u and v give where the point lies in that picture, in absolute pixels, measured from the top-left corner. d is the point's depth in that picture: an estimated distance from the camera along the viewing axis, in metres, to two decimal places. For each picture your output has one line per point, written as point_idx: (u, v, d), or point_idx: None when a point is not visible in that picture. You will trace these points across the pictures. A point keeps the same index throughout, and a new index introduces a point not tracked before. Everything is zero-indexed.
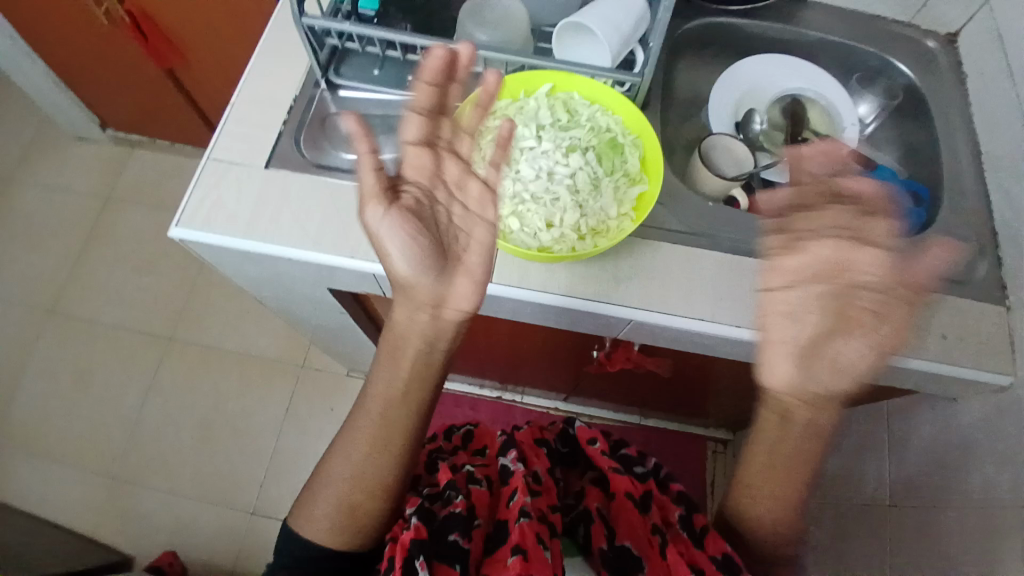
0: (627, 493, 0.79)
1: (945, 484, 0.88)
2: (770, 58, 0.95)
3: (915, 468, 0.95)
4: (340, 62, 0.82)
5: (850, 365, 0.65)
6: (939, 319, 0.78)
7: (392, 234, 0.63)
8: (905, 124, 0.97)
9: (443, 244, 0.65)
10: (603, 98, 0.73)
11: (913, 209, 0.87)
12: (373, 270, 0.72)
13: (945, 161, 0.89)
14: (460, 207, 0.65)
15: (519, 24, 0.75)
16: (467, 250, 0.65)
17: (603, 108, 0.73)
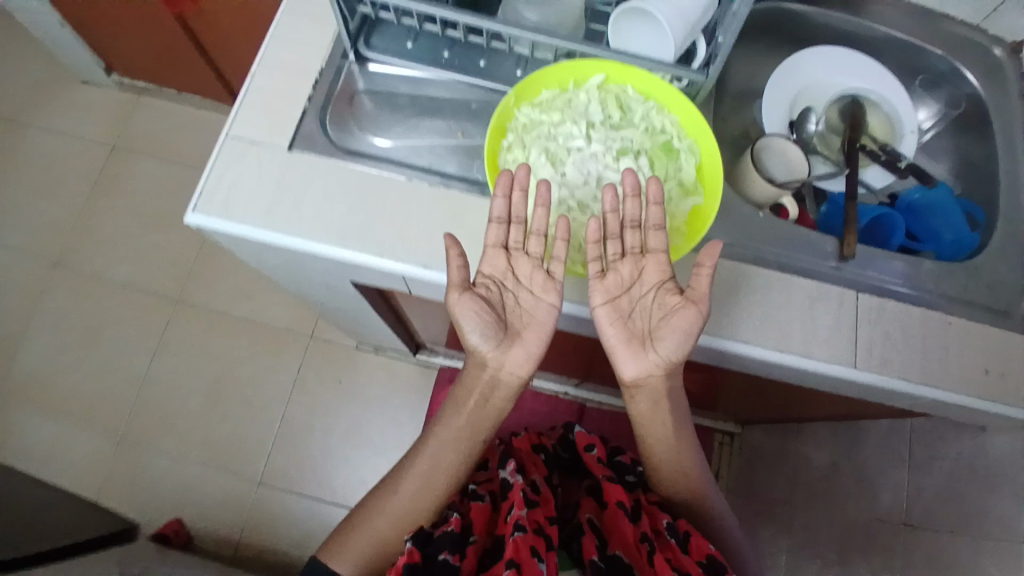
0: (619, 502, 0.77)
1: (966, 512, 0.87)
2: (837, 51, 0.88)
3: (931, 491, 0.94)
4: (371, 32, 0.75)
5: (675, 333, 0.64)
6: (985, 353, 0.75)
7: (470, 322, 0.65)
8: (961, 136, 0.90)
9: (514, 327, 0.68)
10: (659, 94, 0.66)
11: (968, 231, 0.80)
12: (402, 270, 0.68)
13: (1005, 182, 0.83)
14: (530, 294, 0.67)
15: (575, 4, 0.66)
16: (530, 332, 0.67)
17: (659, 105, 0.67)
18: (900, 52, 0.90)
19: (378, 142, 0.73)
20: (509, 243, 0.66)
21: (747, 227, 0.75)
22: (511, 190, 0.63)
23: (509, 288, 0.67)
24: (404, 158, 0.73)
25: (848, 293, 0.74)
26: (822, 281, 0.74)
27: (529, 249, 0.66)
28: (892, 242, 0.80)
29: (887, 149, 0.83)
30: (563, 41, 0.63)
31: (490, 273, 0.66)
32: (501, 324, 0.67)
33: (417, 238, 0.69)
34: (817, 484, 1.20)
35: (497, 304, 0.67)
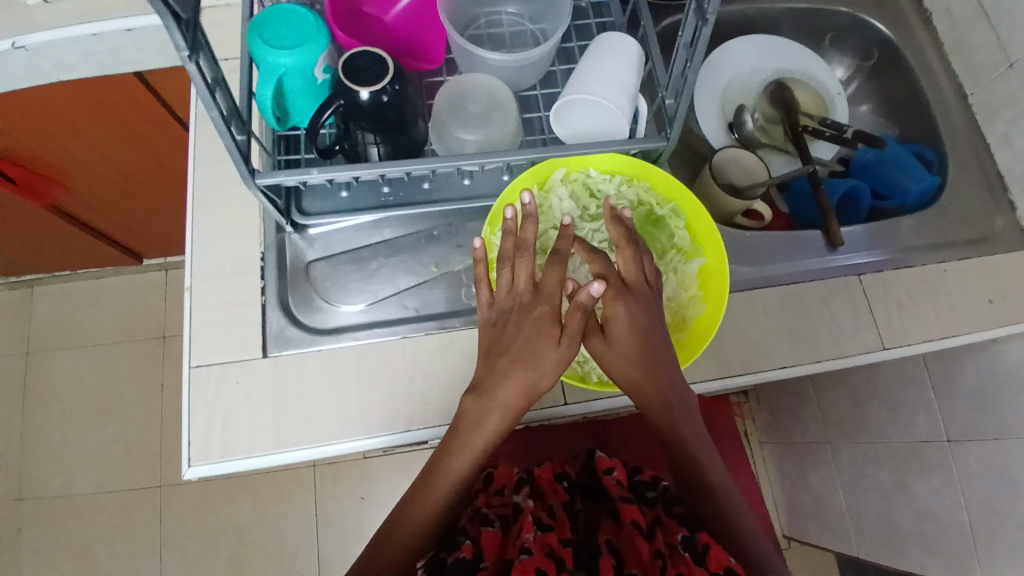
0: (633, 522, 0.73)
1: (1002, 420, 0.90)
2: (745, 43, 0.90)
3: (962, 415, 0.96)
4: (300, 198, 0.69)
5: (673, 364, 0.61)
6: (982, 284, 0.77)
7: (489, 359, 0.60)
8: (880, 79, 0.95)
9: (540, 358, 0.58)
10: (626, 169, 0.66)
11: (928, 175, 0.83)
12: (435, 434, 0.64)
13: (935, 111, 0.88)
14: (552, 333, 0.58)
15: (508, 117, 0.65)
16: (546, 365, 0.58)
17: (627, 178, 0.67)
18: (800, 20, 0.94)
19: (349, 307, 0.67)
20: (523, 283, 0.59)
21: (737, 251, 0.76)
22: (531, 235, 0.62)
23: (528, 326, 0.59)
24: (381, 311, 0.68)
25: (850, 280, 0.75)
26: (829, 277, 0.75)
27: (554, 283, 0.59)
28: (863, 209, 0.83)
29: (828, 122, 0.85)
30: (514, 156, 0.60)
31: (504, 314, 0.60)
32: (522, 361, 0.57)
33: (437, 396, 0.64)
34: (846, 425, 1.23)
35: (521, 335, 0.58)
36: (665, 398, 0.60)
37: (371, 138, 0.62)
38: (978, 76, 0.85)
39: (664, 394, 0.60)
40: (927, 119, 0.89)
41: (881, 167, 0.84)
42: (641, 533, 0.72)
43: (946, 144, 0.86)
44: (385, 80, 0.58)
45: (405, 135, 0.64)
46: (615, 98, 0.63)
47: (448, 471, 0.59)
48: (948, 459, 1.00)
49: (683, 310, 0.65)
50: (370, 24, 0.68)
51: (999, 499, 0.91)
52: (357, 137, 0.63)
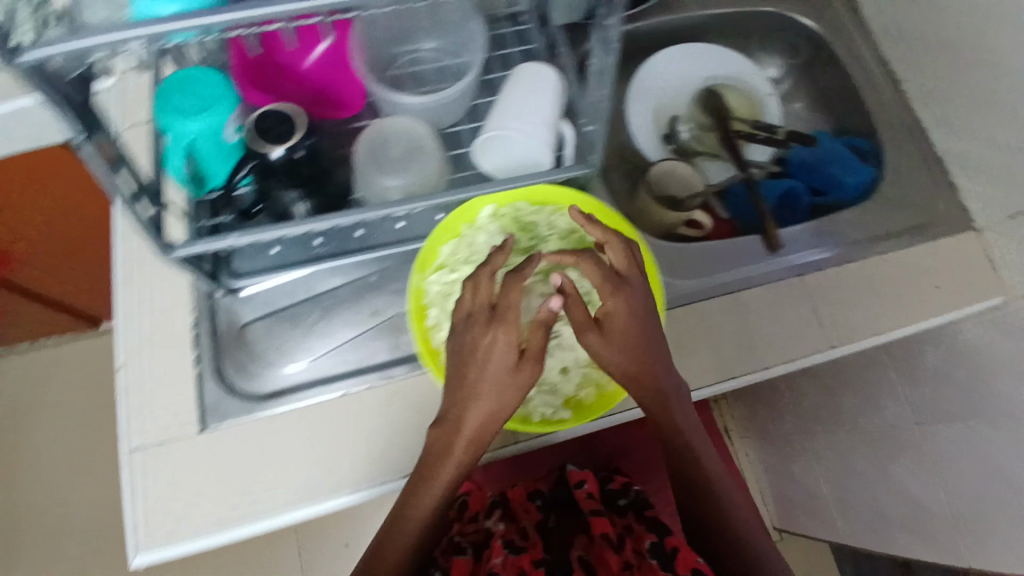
0: (602, 535, 0.78)
1: (966, 399, 0.90)
2: (672, 54, 0.90)
3: (927, 398, 0.96)
4: (228, 261, 0.67)
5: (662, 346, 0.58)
6: (927, 270, 0.78)
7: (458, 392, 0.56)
8: (812, 73, 0.95)
9: (501, 383, 0.54)
10: (554, 198, 0.66)
11: (861, 167, 0.84)
12: (387, 491, 0.63)
13: (868, 101, 0.88)
14: (512, 357, 0.54)
15: (430, 159, 0.65)
16: (509, 393, 0.54)
17: (558, 207, 0.66)
18: (732, 23, 0.93)
19: (290, 370, 0.66)
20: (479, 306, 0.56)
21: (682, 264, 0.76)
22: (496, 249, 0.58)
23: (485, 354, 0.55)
24: (327, 369, 0.66)
25: (796, 280, 0.75)
26: (774, 279, 0.75)
27: (515, 305, 0.54)
28: (803, 205, 0.84)
29: (760, 125, 0.86)
30: (438, 198, 0.58)
31: (466, 342, 0.56)
32: (482, 387, 0.54)
33: (385, 452, 0.63)
34: (822, 415, 1.22)
35: (480, 361, 0.55)
36: (661, 385, 0.58)
37: (291, 194, 0.62)
38: (909, 63, 0.86)
39: (659, 383, 0.58)
40: (860, 110, 0.89)
41: (817, 163, 0.85)
42: (609, 544, 0.77)
43: (881, 133, 0.86)
44: (294, 139, 0.61)
45: (328, 185, 0.63)
46: (536, 129, 0.64)
47: (415, 511, 0.58)
48: (921, 441, 1.00)
49: (620, 335, 0.64)
50: (286, 75, 0.67)
51: (971, 477, 0.91)
52: (277, 195, 0.62)
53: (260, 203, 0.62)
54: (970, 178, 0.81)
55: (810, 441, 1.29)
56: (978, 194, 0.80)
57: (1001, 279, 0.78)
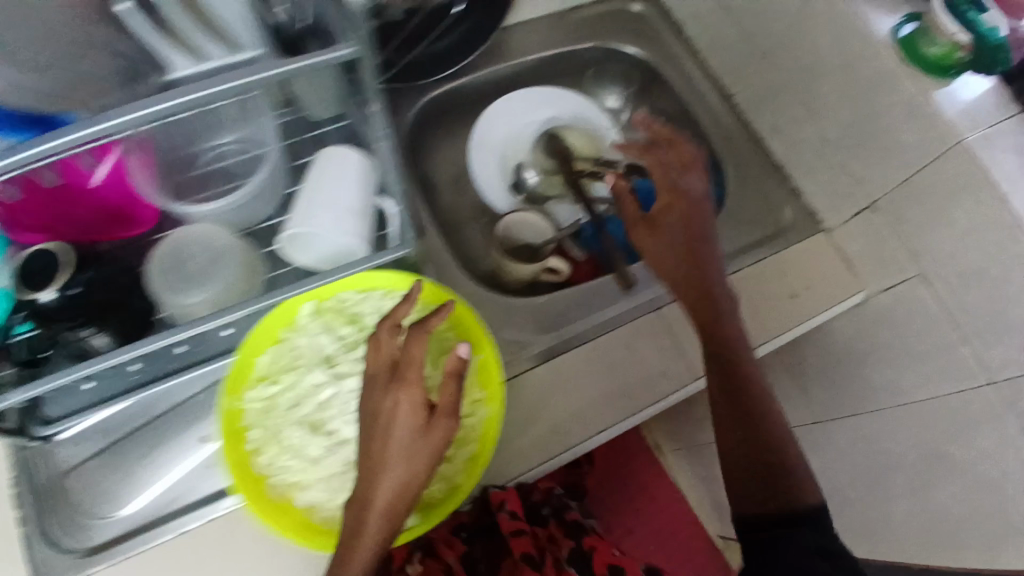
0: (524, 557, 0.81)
1: (850, 395, 0.89)
2: (504, 105, 0.88)
3: (818, 396, 0.96)
4: (37, 408, 0.62)
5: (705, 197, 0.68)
6: (782, 278, 0.78)
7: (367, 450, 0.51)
8: (650, 99, 0.94)
9: (409, 450, 0.50)
10: (377, 283, 0.62)
11: (706, 187, 0.85)
12: None
13: (703, 121, 0.88)
14: (420, 418, 0.51)
15: (230, 261, 0.60)
16: (421, 457, 0.50)
17: (385, 290, 0.62)
18: (562, 62, 0.92)
19: (127, 510, 0.63)
20: (381, 365, 0.53)
21: (538, 320, 0.75)
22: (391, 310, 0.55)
23: (393, 413, 0.51)
24: (170, 500, 0.64)
25: (651, 314, 0.74)
26: (629, 319, 0.74)
27: (413, 364, 0.52)
28: None
29: (603, 162, 0.86)
30: (230, 314, 0.53)
31: (371, 408, 0.52)
32: (391, 456, 0.50)
33: None
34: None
35: (384, 430, 0.50)
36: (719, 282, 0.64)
37: (82, 330, 0.57)
38: (738, 77, 0.86)
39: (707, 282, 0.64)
40: (698, 129, 0.89)
41: None
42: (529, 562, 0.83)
43: (721, 151, 0.86)
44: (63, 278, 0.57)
45: (130, 309, 0.59)
46: (341, 225, 0.59)
47: None
48: (822, 440, 0.99)
49: (466, 419, 0.60)
50: (71, 203, 0.60)
51: (873, 473, 0.91)
52: (66, 336, 0.57)
53: (51, 347, 0.58)
54: (810, 180, 0.82)
55: (726, 446, 1.28)
56: (818, 196, 0.81)
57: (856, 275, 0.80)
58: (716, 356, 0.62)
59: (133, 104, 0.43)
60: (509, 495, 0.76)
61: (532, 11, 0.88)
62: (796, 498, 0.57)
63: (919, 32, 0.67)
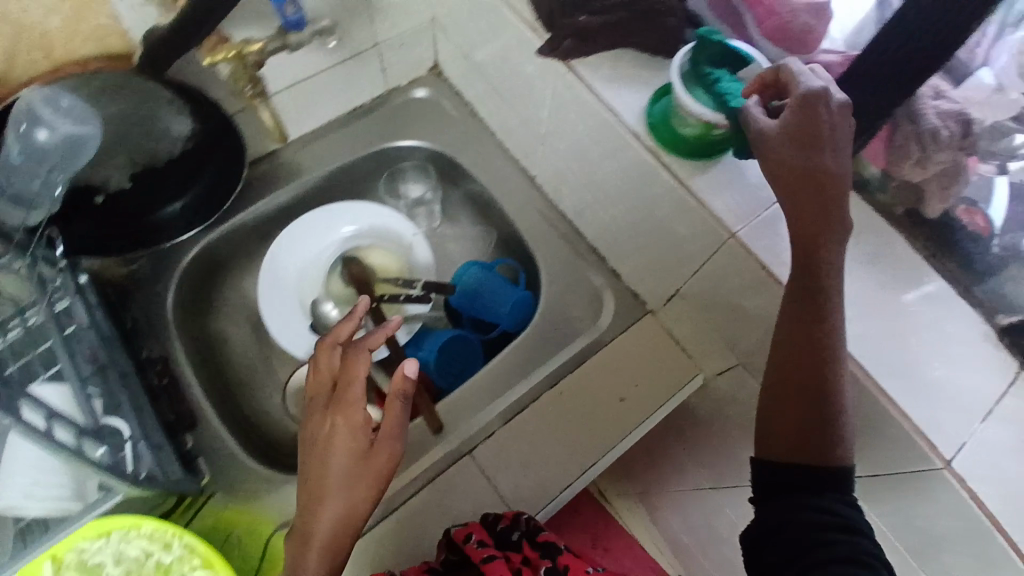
0: None
1: (726, 474, 0.81)
2: (290, 234, 0.79)
3: (701, 471, 0.88)
4: None
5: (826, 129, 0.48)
6: (610, 385, 0.70)
7: (309, 466, 0.54)
8: (458, 186, 0.85)
9: (347, 479, 0.53)
10: (114, 526, 0.57)
11: (517, 291, 0.76)
12: None
13: (507, 209, 0.80)
14: (360, 441, 0.54)
15: None
16: (362, 483, 0.53)
17: (124, 533, 0.58)
18: (357, 168, 0.83)
19: None
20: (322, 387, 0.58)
21: None
22: (331, 339, 0.61)
23: (331, 432, 0.55)
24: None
25: (461, 461, 0.68)
26: (437, 473, 0.67)
27: (353, 384, 0.57)
28: (475, 349, 0.78)
29: (401, 281, 0.77)
30: None
31: (312, 434, 0.56)
32: (330, 483, 0.52)
33: None
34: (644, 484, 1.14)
35: (324, 456, 0.54)
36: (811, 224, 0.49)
37: None
38: (531, 158, 0.78)
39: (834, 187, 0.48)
40: (507, 217, 0.81)
41: (477, 302, 0.78)
42: None
43: (532, 239, 0.78)
44: None
45: None
46: (47, 484, 0.59)
47: None
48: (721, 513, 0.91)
49: None
50: None
51: None
52: None
53: None
54: (622, 262, 0.74)
55: (643, 505, 1.19)
56: (636, 279, 0.74)
57: (689, 356, 0.72)
58: (802, 288, 0.48)
59: None
60: (475, 529, 0.59)
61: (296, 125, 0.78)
62: (835, 449, 0.47)
63: (689, 82, 0.56)
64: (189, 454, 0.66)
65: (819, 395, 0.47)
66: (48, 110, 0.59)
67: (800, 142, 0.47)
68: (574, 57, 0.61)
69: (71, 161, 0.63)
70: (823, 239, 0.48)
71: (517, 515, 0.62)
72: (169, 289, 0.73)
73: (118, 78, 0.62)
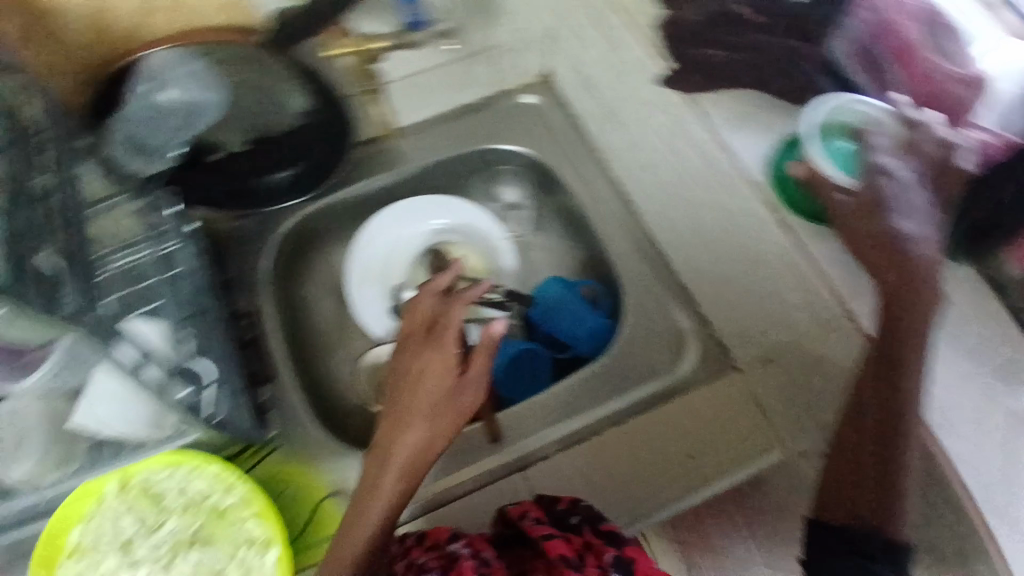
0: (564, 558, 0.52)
1: None
2: (382, 219, 0.80)
3: None
4: None
5: (905, 213, 0.52)
6: (676, 434, 0.67)
7: (394, 394, 0.55)
8: (552, 198, 0.82)
9: (434, 408, 0.53)
10: (186, 462, 0.61)
11: (593, 313, 0.76)
12: None
13: (599, 230, 0.77)
14: (449, 376, 0.55)
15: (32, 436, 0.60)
16: (445, 415, 0.53)
17: (192, 468, 0.62)
18: (456, 164, 0.81)
19: None
20: (418, 325, 0.59)
21: None
22: (435, 289, 0.64)
23: (421, 366, 0.56)
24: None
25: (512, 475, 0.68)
26: (489, 479, 0.69)
27: (450, 327, 0.58)
28: (544, 364, 0.77)
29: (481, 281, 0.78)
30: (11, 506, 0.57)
31: (402, 367, 0.56)
32: (416, 410, 0.53)
33: None
34: None
35: (414, 385, 0.54)
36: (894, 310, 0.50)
37: None
38: (635, 184, 0.74)
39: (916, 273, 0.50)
40: (598, 239, 0.78)
41: (552, 316, 0.77)
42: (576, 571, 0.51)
43: (621, 266, 0.75)
44: None
45: None
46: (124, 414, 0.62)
47: (336, 553, 0.50)
48: None
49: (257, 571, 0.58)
50: None
51: None
52: None
53: None
54: (713, 308, 0.70)
55: None
56: (724, 329, 0.69)
57: (773, 427, 0.66)
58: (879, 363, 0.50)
59: None
60: (532, 508, 0.59)
61: (410, 109, 0.78)
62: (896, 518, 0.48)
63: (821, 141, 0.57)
64: (263, 406, 0.70)
65: (887, 454, 0.49)
66: (172, 74, 0.68)
67: (865, 217, 0.53)
68: None
69: (190, 122, 0.70)
70: (908, 332, 0.49)
71: (578, 503, 0.60)
72: (269, 247, 0.76)
73: (240, 51, 0.69)
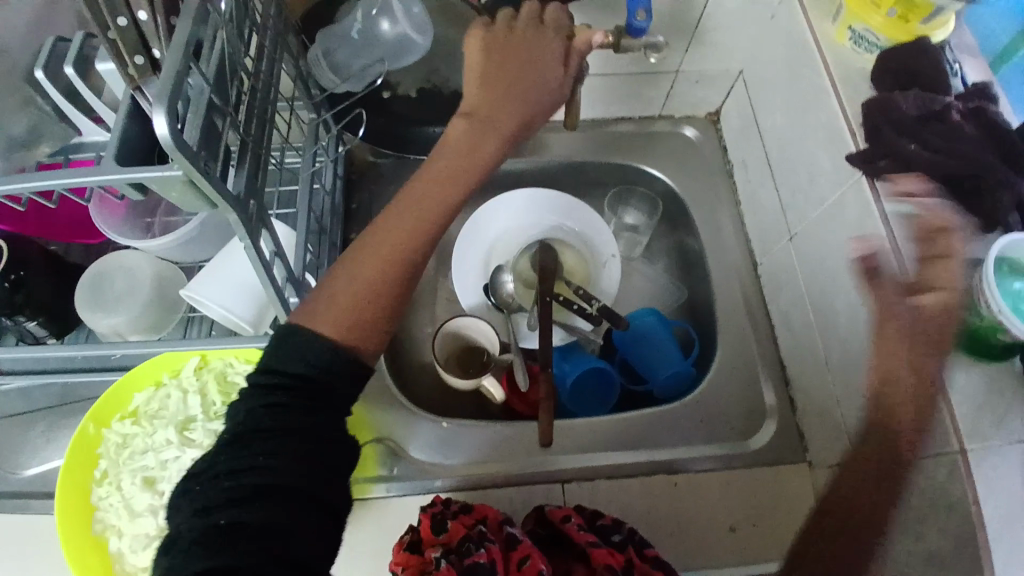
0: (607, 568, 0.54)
1: None
2: (506, 200, 0.82)
3: None
4: None
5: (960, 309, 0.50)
6: (729, 501, 0.66)
7: (495, 64, 0.54)
8: (676, 233, 0.83)
9: (538, 95, 0.55)
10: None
11: (682, 360, 0.73)
12: None
13: (713, 279, 0.77)
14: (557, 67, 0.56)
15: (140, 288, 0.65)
16: (549, 94, 0.56)
17: None
18: (598, 170, 0.84)
19: (31, 471, 0.66)
20: (530, 16, 0.57)
21: (446, 441, 0.70)
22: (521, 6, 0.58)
23: (529, 41, 0.56)
24: (38, 488, 0.66)
25: (552, 484, 0.68)
26: (530, 481, 0.68)
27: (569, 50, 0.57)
28: (614, 389, 0.76)
29: (581, 291, 0.77)
30: (107, 348, 0.60)
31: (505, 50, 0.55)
32: (524, 97, 0.55)
33: None
34: None
35: (523, 50, 0.55)
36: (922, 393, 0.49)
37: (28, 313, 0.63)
38: (766, 247, 0.74)
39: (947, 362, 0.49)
40: (709, 287, 0.78)
41: (640, 346, 0.75)
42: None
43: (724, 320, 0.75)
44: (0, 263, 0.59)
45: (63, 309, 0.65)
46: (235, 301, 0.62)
47: (397, 231, 0.49)
48: None
49: None
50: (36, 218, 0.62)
51: None
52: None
53: None
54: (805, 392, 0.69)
55: None
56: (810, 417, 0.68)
57: None
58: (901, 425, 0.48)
59: (117, 162, 0.45)
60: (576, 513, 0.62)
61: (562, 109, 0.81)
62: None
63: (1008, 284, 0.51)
64: None
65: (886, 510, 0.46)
66: (401, 9, 0.63)
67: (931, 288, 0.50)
68: (882, 178, 0.57)
69: (396, 57, 0.66)
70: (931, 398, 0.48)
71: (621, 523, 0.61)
72: (397, 193, 0.78)
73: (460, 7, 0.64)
